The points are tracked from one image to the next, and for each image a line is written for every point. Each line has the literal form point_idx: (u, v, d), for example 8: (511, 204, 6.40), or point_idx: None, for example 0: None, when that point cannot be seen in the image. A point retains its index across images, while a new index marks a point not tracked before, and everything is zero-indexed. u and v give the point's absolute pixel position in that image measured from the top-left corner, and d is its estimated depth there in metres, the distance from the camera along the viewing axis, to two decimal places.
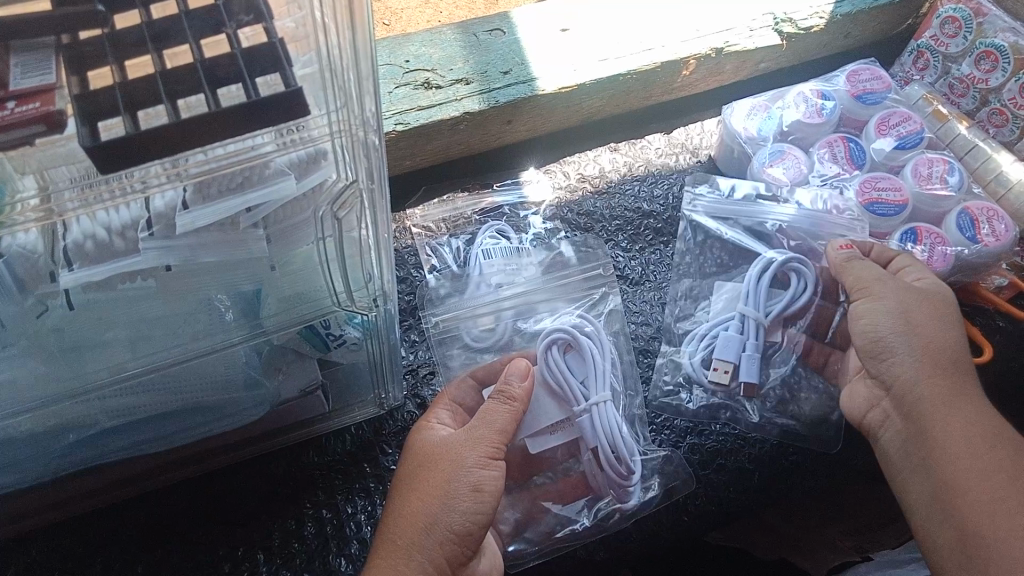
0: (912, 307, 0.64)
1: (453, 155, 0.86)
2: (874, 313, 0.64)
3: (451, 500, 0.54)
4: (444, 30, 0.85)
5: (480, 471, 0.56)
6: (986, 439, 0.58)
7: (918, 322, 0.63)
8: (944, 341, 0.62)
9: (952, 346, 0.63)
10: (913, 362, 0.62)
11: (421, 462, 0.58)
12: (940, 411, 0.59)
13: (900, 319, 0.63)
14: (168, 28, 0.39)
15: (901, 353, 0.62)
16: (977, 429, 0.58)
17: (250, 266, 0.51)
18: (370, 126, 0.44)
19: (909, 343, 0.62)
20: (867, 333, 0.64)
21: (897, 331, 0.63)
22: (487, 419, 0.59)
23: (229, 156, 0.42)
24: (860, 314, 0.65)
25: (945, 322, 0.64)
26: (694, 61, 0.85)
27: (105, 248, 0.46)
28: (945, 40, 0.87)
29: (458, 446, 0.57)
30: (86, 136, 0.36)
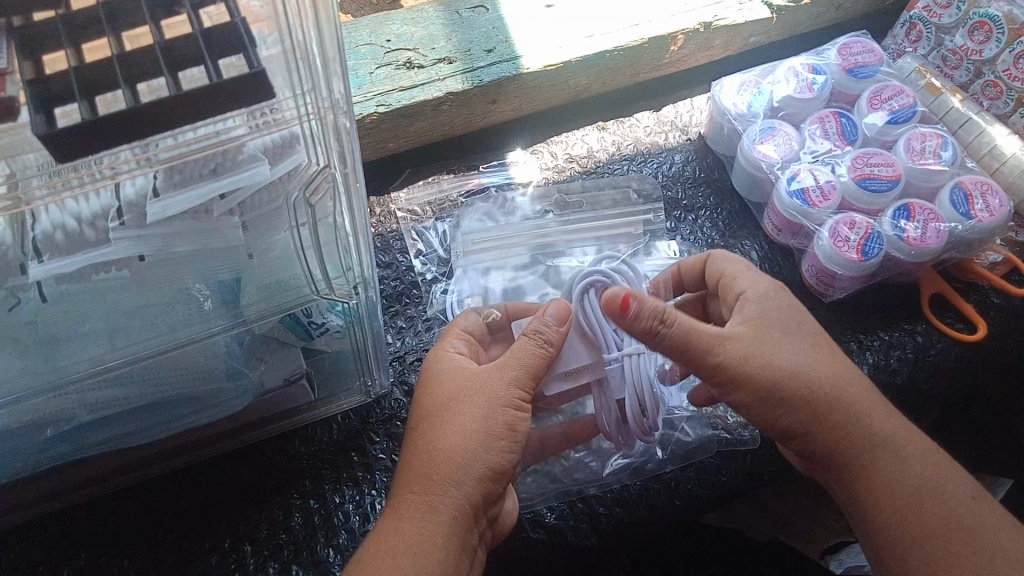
0: (770, 381, 0.57)
1: (438, 137, 0.84)
2: (751, 405, 0.58)
3: (489, 438, 0.53)
4: (426, 8, 0.83)
5: (517, 412, 0.55)
6: (918, 489, 0.55)
7: (798, 376, 0.57)
8: (822, 386, 0.57)
9: (838, 385, 0.58)
10: (819, 434, 0.57)
11: (453, 393, 0.55)
12: (866, 476, 0.57)
13: (767, 391, 0.57)
14: (125, 9, 0.37)
15: (801, 432, 0.58)
16: (901, 482, 0.56)
17: (226, 254, 0.49)
18: (340, 109, 0.43)
19: (800, 418, 0.57)
20: (757, 419, 0.59)
21: (784, 414, 0.57)
22: (514, 354, 0.56)
23: (200, 140, 0.40)
24: (739, 403, 0.59)
25: (818, 356, 0.59)
26: (682, 36, 0.83)
27: (75, 238, 0.45)
28: (937, 11, 0.85)
29: (491, 379, 0.55)
30: (41, 124, 0.35)
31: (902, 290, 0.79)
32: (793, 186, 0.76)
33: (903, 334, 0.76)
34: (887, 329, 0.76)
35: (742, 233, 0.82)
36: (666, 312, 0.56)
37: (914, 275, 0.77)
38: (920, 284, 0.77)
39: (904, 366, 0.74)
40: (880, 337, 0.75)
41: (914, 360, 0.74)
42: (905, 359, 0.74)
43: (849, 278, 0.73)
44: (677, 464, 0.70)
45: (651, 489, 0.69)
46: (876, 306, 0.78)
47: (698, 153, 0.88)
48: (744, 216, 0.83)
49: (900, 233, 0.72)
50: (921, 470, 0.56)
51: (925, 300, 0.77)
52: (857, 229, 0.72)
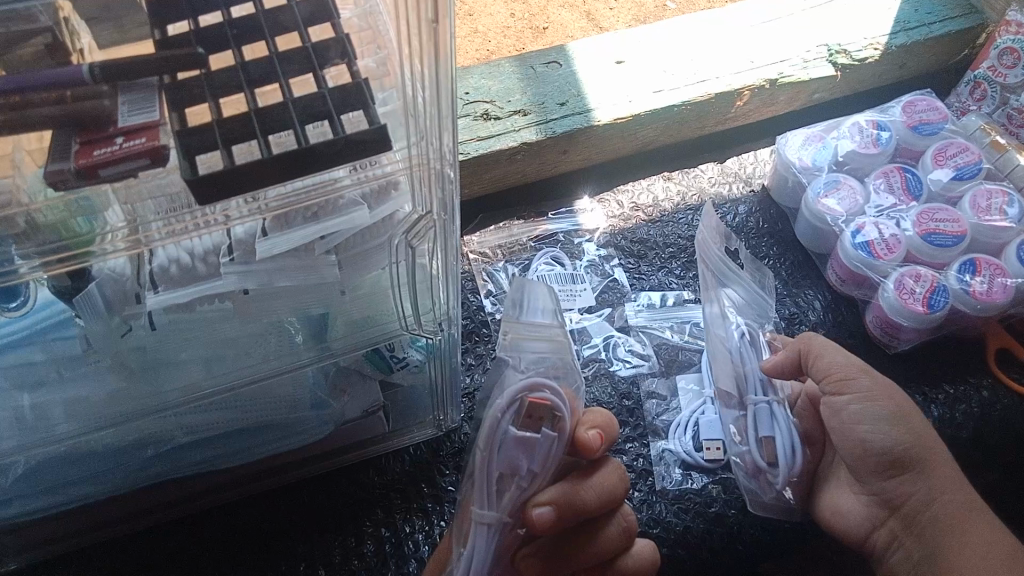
0: (903, 406, 0.63)
1: (510, 184, 0.88)
2: (874, 421, 0.62)
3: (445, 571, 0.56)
4: (503, 62, 0.87)
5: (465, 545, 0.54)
6: (1006, 551, 0.59)
7: (923, 427, 0.63)
8: (938, 444, 0.63)
9: (944, 449, 0.63)
10: (926, 477, 0.62)
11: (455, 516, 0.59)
12: (956, 531, 0.60)
13: (896, 411, 0.63)
14: (261, 69, 0.41)
15: (913, 468, 0.62)
16: (993, 544, 0.59)
17: (321, 290, 0.53)
18: (446, 160, 0.46)
19: (917, 451, 0.62)
20: (870, 444, 0.62)
21: (903, 440, 0.62)
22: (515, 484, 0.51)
23: (309, 188, 0.45)
24: (858, 421, 0.63)
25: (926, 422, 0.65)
26: (748, 92, 0.86)
27: (188, 271, 0.50)
28: (1002, 70, 0.87)
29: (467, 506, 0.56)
30: (187, 169, 0.39)
31: (966, 345, 0.78)
32: (858, 239, 0.77)
33: (969, 388, 0.75)
34: (950, 381, 0.76)
35: (805, 284, 0.84)
36: (809, 348, 0.68)
37: (979, 329, 0.77)
38: (984, 341, 0.77)
39: (969, 419, 0.74)
40: (944, 390, 0.75)
41: (980, 414, 0.74)
42: (971, 413, 0.74)
43: (915, 331, 0.74)
44: (740, 510, 0.69)
45: (713, 532, 0.68)
46: (940, 357, 0.78)
47: (762, 204, 0.89)
48: (807, 266, 0.85)
49: (966, 288, 0.73)
50: (1005, 544, 0.60)
51: (991, 355, 0.77)
52: (923, 282, 0.73)
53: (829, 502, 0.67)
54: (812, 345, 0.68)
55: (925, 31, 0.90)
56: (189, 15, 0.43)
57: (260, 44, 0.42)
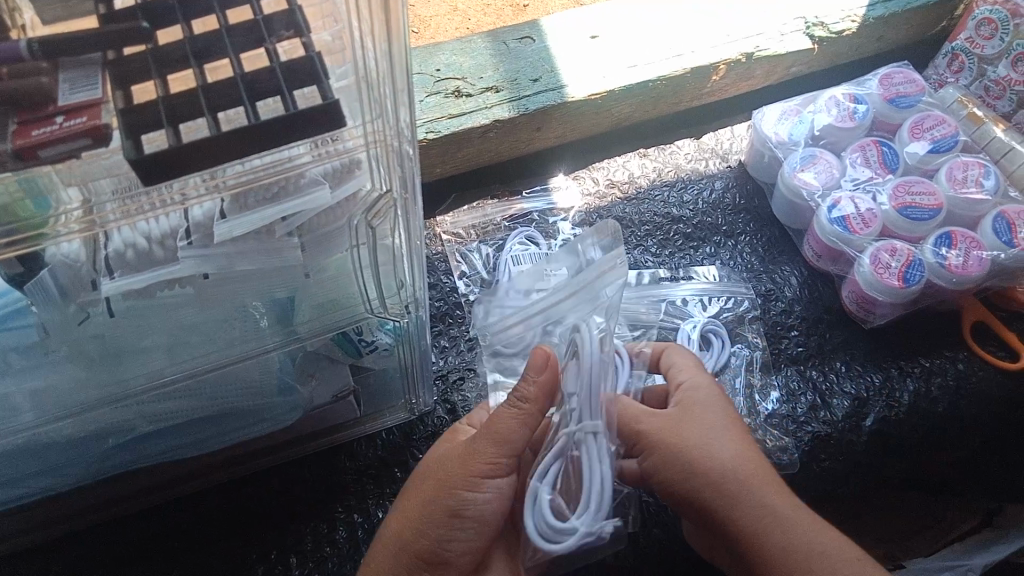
0: (678, 440, 0.57)
1: (483, 162, 0.86)
2: (667, 467, 0.56)
3: (423, 526, 0.54)
4: (475, 38, 0.85)
5: (462, 496, 0.54)
6: (822, 572, 0.51)
7: (696, 451, 0.56)
8: (722, 460, 0.55)
9: (742, 468, 0.55)
10: (726, 512, 0.54)
11: (419, 475, 0.58)
12: (770, 560, 0.52)
13: (680, 451, 0.56)
14: (209, 43, 0.40)
15: (709, 506, 0.54)
16: (824, 560, 0.51)
17: (284, 274, 0.52)
18: (404, 137, 0.45)
19: (699, 487, 0.55)
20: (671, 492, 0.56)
21: (688, 479, 0.55)
22: (494, 423, 0.54)
23: (265, 167, 0.43)
24: (659, 469, 0.57)
25: (726, 438, 0.57)
26: (724, 66, 0.85)
27: (145, 256, 0.48)
28: (980, 41, 0.86)
29: (447, 462, 0.55)
30: (130, 149, 0.37)
31: (943, 317, 0.78)
32: (833, 214, 0.76)
33: (945, 361, 0.75)
34: (927, 355, 0.76)
35: (782, 260, 0.83)
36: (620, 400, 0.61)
37: (955, 301, 0.76)
38: (961, 311, 0.77)
39: (945, 392, 0.74)
40: (920, 363, 0.75)
41: (955, 387, 0.74)
42: (947, 386, 0.74)
43: (891, 305, 0.73)
44: None
45: None
46: (917, 330, 0.77)
47: (739, 180, 0.89)
48: (784, 242, 0.84)
49: (941, 260, 0.72)
50: (843, 559, 0.52)
51: (966, 327, 0.76)
52: (899, 256, 0.73)
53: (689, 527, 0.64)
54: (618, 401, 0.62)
55: (903, 1, 0.89)
56: None
57: (211, 18, 0.41)
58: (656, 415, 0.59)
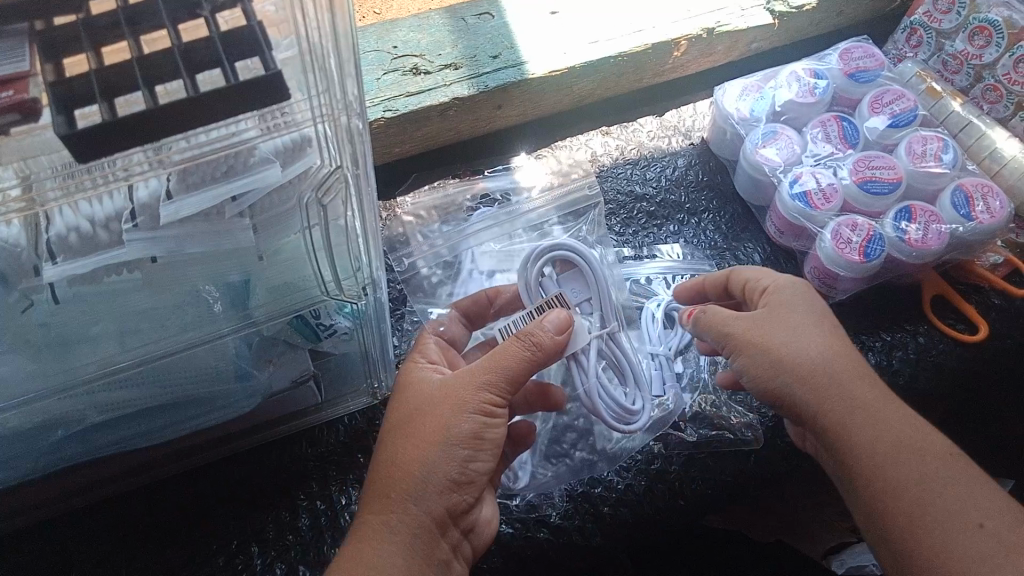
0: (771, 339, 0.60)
1: (444, 142, 0.85)
2: (764, 367, 0.59)
3: (449, 448, 0.52)
4: (433, 15, 0.83)
5: (482, 420, 0.54)
6: (903, 451, 0.55)
7: (784, 348, 0.59)
8: (814, 352, 0.59)
9: (835, 362, 0.59)
10: (818, 402, 0.58)
11: (415, 407, 0.55)
12: (865, 440, 0.56)
13: (773, 355, 0.59)
14: (142, 12, 0.38)
15: (806, 400, 0.58)
16: (904, 438, 0.56)
17: (236, 256, 0.51)
18: (353, 109, 0.43)
19: (798, 382, 0.58)
20: (764, 393, 0.60)
21: (783, 378, 0.58)
22: (499, 357, 0.55)
23: (212, 143, 0.41)
24: (753, 369, 0.60)
25: (813, 333, 0.60)
26: (685, 42, 0.84)
27: (89, 239, 0.46)
28: (937, 16, 0.86)
29: (456, 388, 0.55)
30: (62, 125, 0.35)
31: (903, 291, 0.79)
32: (795, 189, 0.76)
33: (905, 334, 0.76)
34: (888, 330, 0.77)
35: (745, 236, 0.83)
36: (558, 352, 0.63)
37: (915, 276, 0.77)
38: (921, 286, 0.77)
39: (906, 365, 0.74)
40: (882, 338, 0.76)
41: (916, 361, 0.75)
42: (907, 359, 0.75)
43: (852, 280, 0.74)
44: (682, 463, 0.70)
45: (654, 488, 0.69)
46: (877, 305, 0.78)
47: (702, 157, 0.88)
48: (747, 218, 0.84)
49: (902, 234, 0.73)
50: (928, 437, 0.56)
51: (926, 301, 0.77)
52: (860, 231, 0.73)
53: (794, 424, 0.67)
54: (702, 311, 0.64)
55: None
56: None
57: None
58: (740, 317, 0.62)
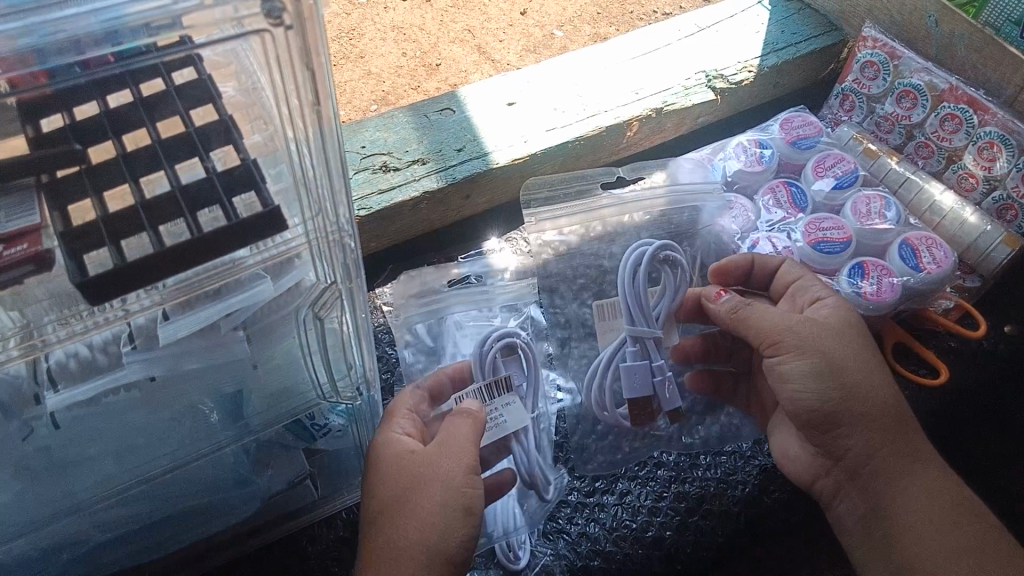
0: (838, 359, 0.60)
1: (418, 233, 0.88)
2: (802, 379, 0.60)
3: (448, 525, 0.54)
4: (396, 113, 0.87)
5: (473, 492, 0.56)
6: (946, 508, 0.59)
7: (852, 374, 0.60)
8: (876, 386, 0.61)
9: (889, 400, 0.61)
10: (862, 432, 0.60)
11: (411, 483, 0.56)
12: (895, 484, 0.60)
13: (831, 368, 0.60)
14: (141, 158, 0.40)
15: (846, 425, 0.60)
16: (934, 494, 0.59)
17: (232, 369, 0.52)
18: (345, 231, 0.47)
19: (848, 408, 0.60)
20: (800, 402, 0.61)
21: (833, 395, 0.60)
22: (449, 429, 0.58)
23: (205, 272, 0.45)
24: (788, 378, 0.61)
25: (875, 368, 0.61)
26: (637, 122, 0.89)
27: (88, 365, 0.49)
28: (866, 82, 0.93)
29: (439, 461, 0.56)
30: (75, 272, 0.38)
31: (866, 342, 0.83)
32: None
33: None
34: None
35: None
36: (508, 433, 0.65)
37: (875, 326, 0.81)
38: (881, 334, 0.82)
39: None
40: None
41: None
42: None
43: None
44: (674, 529, 0.72)
45: (652, 556, 0.71)
46: None
47: None
48: None
49: (857, 290, 0.77)
50: (950, 489, 0.60)
51: (888, 351, 0.81)
52: None
53: (778, 443, 0.68)
54: (751, 305, 0.64)
55: (792, 50, 0.96)
56: (63, 107, 0.41)
57: (141, 130, 0.41)
58: (807, 325, 0.62)
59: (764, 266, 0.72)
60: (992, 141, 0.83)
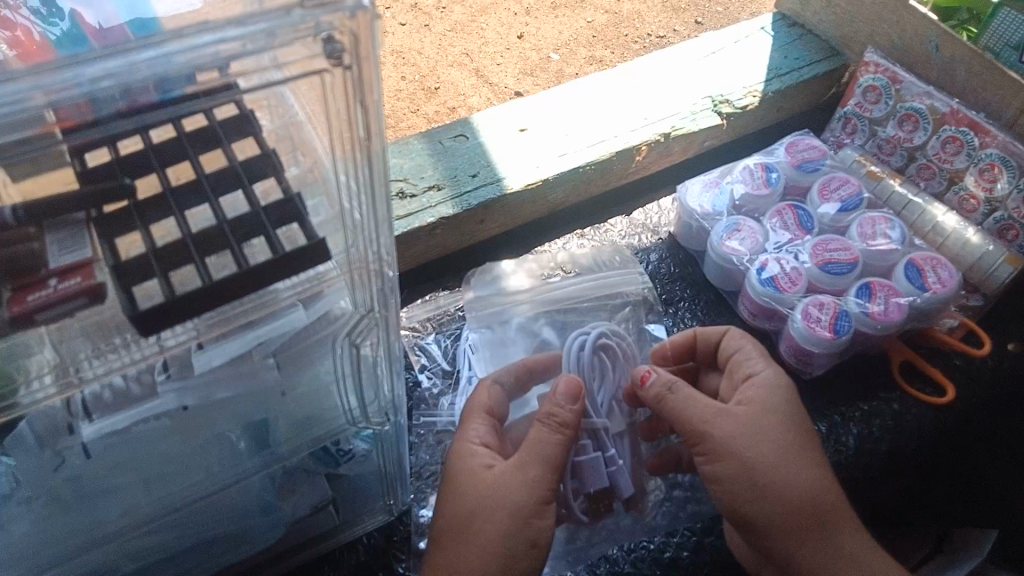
0: (753, 462, 0.60)
1: (432, 258, 0.89)
2: (721, 480, 0.61)
3: (510, 556, 0.55)
4: (411, 139, 0.88)
5: (538, 525, 0.57)
6: None
7: (769, 478, 0.60)
8: (798, 485, 0.60)
9: (812, 498, 0.60)
10: (782, 535, 0.60)
11: (477, 511, 0.57)
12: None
13: (746, 472, 0.60)
14: (187, 193, 0.41)
15: (766, 528, 0.60)
16: None
17: (262, 396, 0.53)
18: (385, 261, 0.48)
19: (767, 510, 0.60)
20: (722, 502, 0.62)
21: (750, 499, 0.60)
22: (535, 445, 0.58)
23: (243, 305, 0.46)
24: (710, 478, 0.62)
25: (798, 467, 0.61)
26: (646, 147, 0.91)
27: (122, 395, 0.49)
28: (869, 106, 0.95)
29: (510, 488, 0.57)
30: (127, 305, 0.39)
31: (873, 360, 0.85)
32: (762, 275, 0.82)
33: (881, 403, 0.82)
34: (866, 399, 0.82)
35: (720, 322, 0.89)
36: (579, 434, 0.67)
37: (883, 346, 0.83)
38: (889, 354, 0.84)
39: (887, 432, 0.81)
40: (860, 408, 0.82)
41: (895, 427, 0.81)
42: (885, 426, 0.81)
43: (826, 355, 0.79)
44: (692, 550, 0.73)
45: None
46: (854, 374, 0.84)
47: (670, 251, 0.94)
48: (720, 304, 0.90)
49: (865, 310, 0.78)
50: None
51: (896, 368, 0.83)
52: (827, 310, 0.79)
53: None
54: (675, 395, 0.64)
55: (795, 75, 0.98)
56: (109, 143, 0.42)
57: (185, 164, 0.42)
58: (726, 424, 0.62)
59: (708, 340, 0.74)
60: (993, 163, 0.85)
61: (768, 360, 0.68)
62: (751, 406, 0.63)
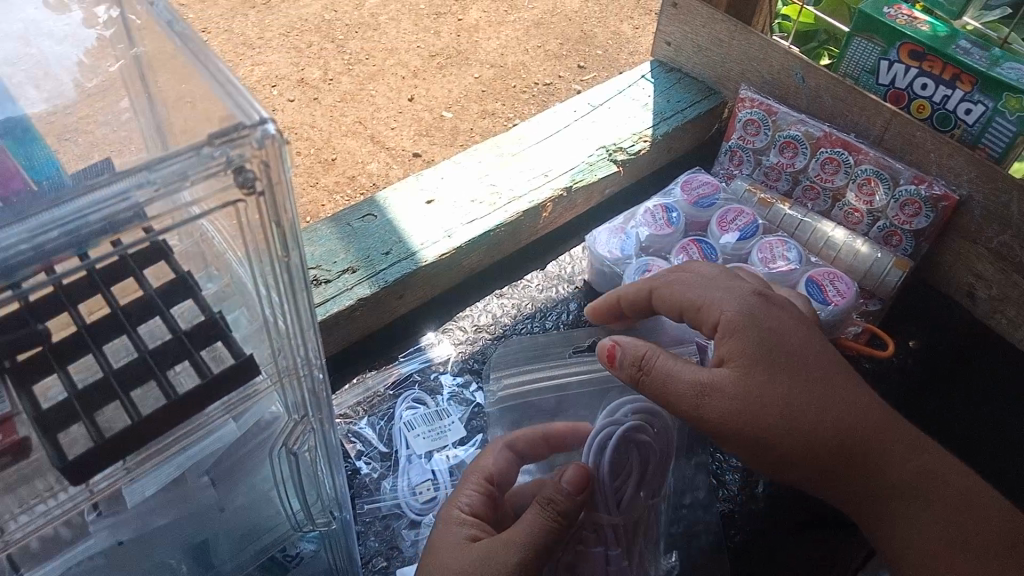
0: (761, 423, 0.62)
1: (354, 340, 0.89)
2: (737, 446, 0.64)
3: None
4: (318, 225, 0.88)
5: None
6: (919, 512, 0.62)
7: (782, 434, 0.63)
8: (815, 429, 0.63)
9: (832, 434, 0.63)
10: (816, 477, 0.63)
11: None
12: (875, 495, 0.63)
13: (759, 435, 0.63)
14: (104, 330, 0.41)
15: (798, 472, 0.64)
16: (905, 505, 0.63)
17: (201, 517, 0.52)
18: (313, 365, 0.47)
19: (794, 459, 0.63)
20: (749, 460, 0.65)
21: (775, 453, 0.63)
22: (515, 531, 0.55)
23: (173, 435, 0.46)
24: (726, 444, 0.65)
25: (809, 411, 0.63)
26: (550, 202, 0.94)
27: (53, 542, 0.47)
28: (750, 138, 1.01)
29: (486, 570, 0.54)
30: (55, 455, 0.38)
31: None
32: None
33: None
34: None
35: None
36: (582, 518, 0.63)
37: None
38: None
39: None
40: None
41: None
42: None
43: None
44: None
45: None
46: None
47: (588, 298, 0.96)
48: None
49: None
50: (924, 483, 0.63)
51: None
52: None
53: None
54: (650, 381, 0.65)
55: (679, 117, 1.04)
56: None
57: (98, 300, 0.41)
58: (714, 399, 0.63)
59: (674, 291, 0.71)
60: (869, 177, 0.91)
61: (736, 309, 0.66)
62: (746, 367, 0.64)
